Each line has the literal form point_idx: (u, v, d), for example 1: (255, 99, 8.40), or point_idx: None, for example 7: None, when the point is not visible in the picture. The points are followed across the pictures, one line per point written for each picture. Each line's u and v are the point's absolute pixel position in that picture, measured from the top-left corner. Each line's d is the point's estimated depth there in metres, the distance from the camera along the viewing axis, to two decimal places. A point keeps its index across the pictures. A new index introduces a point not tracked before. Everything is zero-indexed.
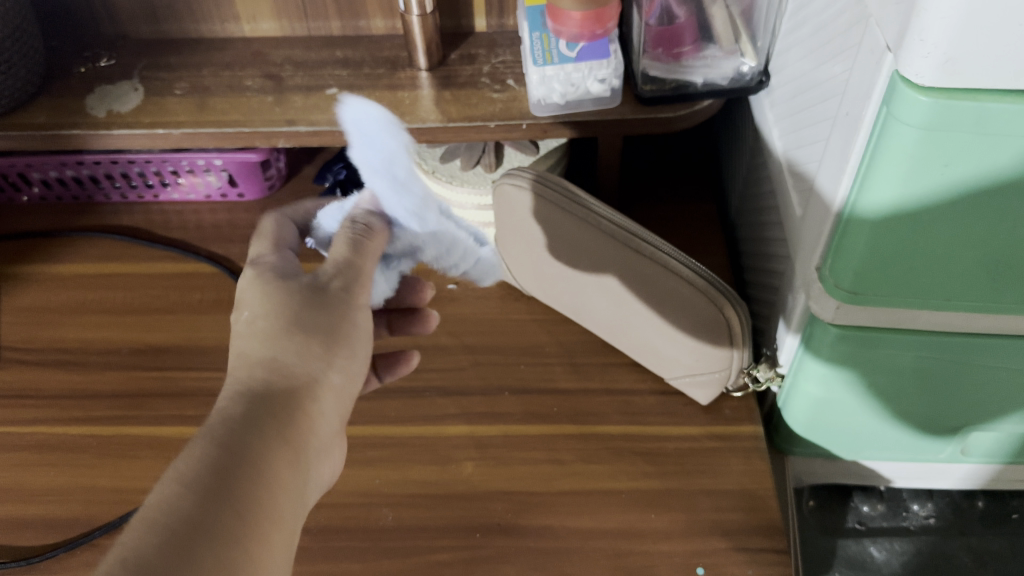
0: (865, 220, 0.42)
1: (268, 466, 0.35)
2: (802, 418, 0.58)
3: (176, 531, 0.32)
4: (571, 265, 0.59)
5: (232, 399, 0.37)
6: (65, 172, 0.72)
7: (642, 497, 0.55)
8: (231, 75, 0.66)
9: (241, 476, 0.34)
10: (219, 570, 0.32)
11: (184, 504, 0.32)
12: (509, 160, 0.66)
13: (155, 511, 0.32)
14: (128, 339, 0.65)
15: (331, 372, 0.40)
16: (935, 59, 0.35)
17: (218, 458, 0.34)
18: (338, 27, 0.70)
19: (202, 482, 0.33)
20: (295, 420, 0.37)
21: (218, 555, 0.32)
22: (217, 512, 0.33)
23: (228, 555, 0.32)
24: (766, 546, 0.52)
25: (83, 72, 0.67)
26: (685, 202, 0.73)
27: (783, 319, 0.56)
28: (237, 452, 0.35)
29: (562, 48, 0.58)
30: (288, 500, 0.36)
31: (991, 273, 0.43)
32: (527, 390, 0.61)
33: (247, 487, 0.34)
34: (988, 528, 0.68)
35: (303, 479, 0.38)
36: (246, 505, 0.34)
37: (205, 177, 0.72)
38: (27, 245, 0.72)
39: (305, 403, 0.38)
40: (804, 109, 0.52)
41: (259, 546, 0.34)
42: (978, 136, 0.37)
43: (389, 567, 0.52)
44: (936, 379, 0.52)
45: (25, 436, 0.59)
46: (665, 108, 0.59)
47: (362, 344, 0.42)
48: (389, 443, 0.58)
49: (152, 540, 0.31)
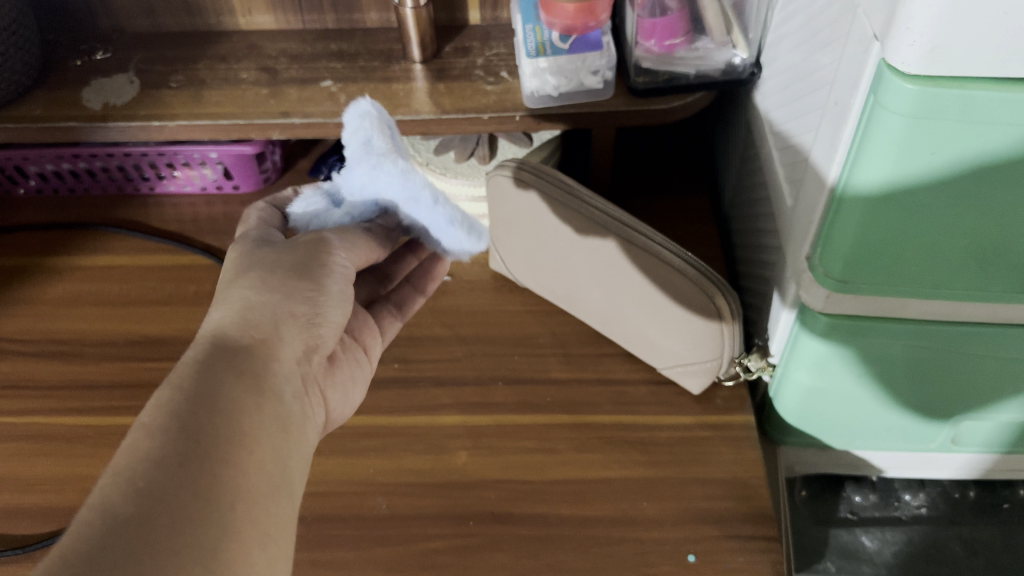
0: (853, 208, 0.43)
1: (241, 409, 0.36)
2: (793, 407, 0.58)
3: (154, 471, 0.31)
4: (565, 255, 0.60)
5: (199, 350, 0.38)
6: (61, 165, 0.72)
7: (634, 486, 0.55)
8: (226, 68, 0.66)
9: (206, 410, 0.34)
10: (202, 505, 0.31)
11: (159, 447, 0.32)
12: (503, 152, 0.66)
13: (130, 459, 0.32)
14: (125, 330, 0.65)
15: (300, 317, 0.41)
16: (921, 47, 0.35)
17: (186, 396, 0.34)
18: (333, 20, 0.70)
19: (171, 422, 0.33)
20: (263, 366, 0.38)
21: (200, 491, 0.32)
22: (195, 452, 0.33)
23: (211, 491, 0.32)
24: (757, 533, 0.53)
25: (79, 66, 0.67)
26: (678, 194, 0.74)
27: (777, 301, 0.56)
28: (199, 392, 0.35)
29: (556, 39, 0.58)
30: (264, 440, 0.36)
31: (978, 262, 0.44)
32: (521, 380, 0.61)
33: (212, 419, 0.34)
34: (980, 518, 0.69)
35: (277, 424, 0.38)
36: (212, 437, 0.34)
37: (201, 169, 0.73)
38: (23, 238, 0.72)
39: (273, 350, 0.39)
40: (795, 99, 0.52)
41: (239, 483, 0.34)
42: (964, 123, 0.37)
43: (383, 554, 0.52)
44: (926, 368, 0.52)
45: (22, 427, 0.59)
46: (659, 100, 0.60)
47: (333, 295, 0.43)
48: (383, 433, 0.58)
49: (130, 483, 0.31)
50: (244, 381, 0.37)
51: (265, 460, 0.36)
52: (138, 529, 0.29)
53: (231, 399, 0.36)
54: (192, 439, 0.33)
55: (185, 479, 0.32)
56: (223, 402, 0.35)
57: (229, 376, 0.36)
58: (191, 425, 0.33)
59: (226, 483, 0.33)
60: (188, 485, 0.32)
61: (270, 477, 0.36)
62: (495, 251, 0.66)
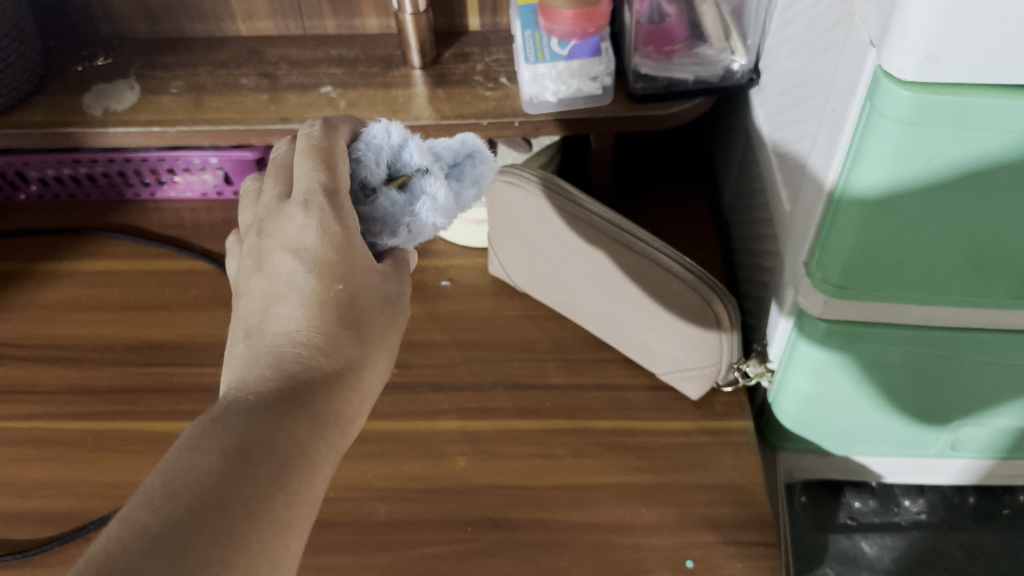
0: (852, 214, 0.43)
1: (304, 450, 0.35)
2: (792, 413, 0.58)
3: (215, 501, 0.31)
4: (564, 262, 0.60)
5: (273, 377, 0.37)
6: (62, 170, 0.72)
7: (633, 492, 0.55)
8: (226, 74, 0.66)
9: (275, 449, 0.34)
10: (248, 548, 0.31)
11: (223, 475, 0.32)
12: (503, 158, 0.66)
13: (194, 477, 0.32)
14: (125, 335, 0.65)
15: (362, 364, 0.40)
16: (916, 53, 0.35)
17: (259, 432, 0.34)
18: (333, 26, 0.71)
19: (240, 449, 0.33)
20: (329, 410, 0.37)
21: (249, 534, 0.31)
22: (255, 487, 0.33)
23: (261, 535, 0.32)
24: (756, 539, 0.53)
25: (79, 71, 0.68)
26: (678, 199, 0.74)
27: (777, 301, 0.56)
28: (280, 442, 0.34)
29: (554, 46, 0.58)
30: (316, 484, 0.36)
31: (977, 268, 0.44)
32: (521, 386, 0.61)
33: (288, 474, 0.34)
34: (980, 524, 0.69)
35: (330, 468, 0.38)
36: (286, 493, 0.34)
37: (201, 175, 0.73)
38: (24, 243, 0.73)
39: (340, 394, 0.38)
40: (793, 105, 0.52)
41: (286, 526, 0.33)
42: (960, 130, 0.38)
43: (381, 560, 0.52)
44: (926, 374, 0.52)
45: (22, 432, 0.59)
46: (658, 107, 0.60)
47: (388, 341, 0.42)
48: (382, 438, 0.58)
49: (192, 505, 0.31)
50: (321, 431, 0.37)
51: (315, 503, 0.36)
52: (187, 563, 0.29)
53: (298, 439, 0.35)
54: (271, 492, 0.33)
55: (248, 522, 0.32)
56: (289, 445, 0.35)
57: (308, 422, 0.36)
58: (270, 474, 0.33)
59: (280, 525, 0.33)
60: (243, 526, 0.31)
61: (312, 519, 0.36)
62: (495, 256, 0.66)
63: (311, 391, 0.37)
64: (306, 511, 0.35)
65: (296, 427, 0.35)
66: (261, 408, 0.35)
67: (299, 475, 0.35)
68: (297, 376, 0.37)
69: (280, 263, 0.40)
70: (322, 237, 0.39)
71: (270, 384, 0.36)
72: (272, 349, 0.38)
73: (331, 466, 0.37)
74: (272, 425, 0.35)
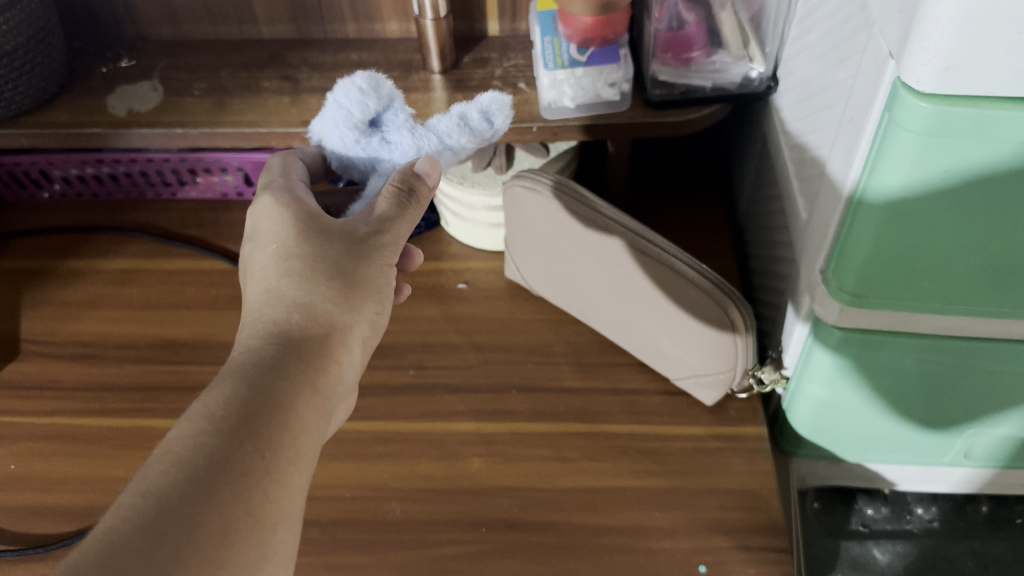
0: (868, 224, 0.43)
1: (277, 402, 0.36)
2: (806, 420, 0.58)
3: (191, 462, 0.33)
4: (581, 266, 0.60)
5: (246, 348, 0.39)
6: (84, 169, 0.73)
7: (647, 496, 0.56)
8: (249, 76, 0.67)
9: (245, 405, 0.35)
10: (228, 501, 0.32)
11: (198, 440, 0.34)
12: (519, 162, 0.67)
13: (171, 447, 0.33)
14: (145, 333, 0.66)
15: (336, 316, 0.41)
16: (935, 66, 0.36)
17: (228, 396, 0.36)
18: (354, 30, 0.71)
19: (211, 413, 0.35)
20: (302, 363, 0.38)
21: (227, 487, 0.33)
22: (229, 446, 0.34)
23: (241, 490, 0.33)
24: (768, 545, 0.53)
25: (104, 73, 0.69)
26: (693, 205, 0.74)
27: (793, 306, 0.56)
28: (243, 396, 0.36)
29: (573, 52, 0.59)
30: (300, 433, 0.37)
31: (992, 278, 0.44)
32: (536, 389, 0.62)
33: (255, 425, 0.35)
34: (992, 533, 0.69)
35: (318, 417, 0.38)
36: (256, 443, 0.34)
37: (222, 176, 0.74)
38: (46, 241, 0.74)
39: (311, 347, 0.39)
40: (811, 114, 0.52)
41: (267, 474, 0.34)
42: (978, 142, 0.38)
43: (397, 559, 0.53)
44: (940, 383, 0.52)
45: (44, 427, 0.61)
46: (675, 112, 0.60)
47: (371, 290, 0.43)
48: (398, 438, 0.59)
49: (170, 470, 0.32)
50: (289, 378, 0.37)
51: (300, 454, 0.36)
52: (166, 524, 0.30)
53: (270, 394, 0.36)
54: (237, 445, 0.34)
55: (225, 478, 0.33)
56: (259, 401, 0.36)
57: (275, 373, 0.37)
58: (237, 429, 0.34)
59: (260, 475, 0.34)
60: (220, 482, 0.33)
61: (303, 468, 0.36)
62: (511, 259, 0.67)
63: (275, 349, 0.38)
64: (290, 459, 0.36)
65: (265, 384, 0.37)
66: (228, 374, 0.37)
67: (270, 423, 0.35)
68: (266, 341, 0.39)
69: (248, 254, 0.44)
70: (273, 215, 0.43)
71: (243, 354, 0.38)
72: (244, 328, 0.41)
73: (315, 413, 0.38)
74: (234, 382, 0.36)
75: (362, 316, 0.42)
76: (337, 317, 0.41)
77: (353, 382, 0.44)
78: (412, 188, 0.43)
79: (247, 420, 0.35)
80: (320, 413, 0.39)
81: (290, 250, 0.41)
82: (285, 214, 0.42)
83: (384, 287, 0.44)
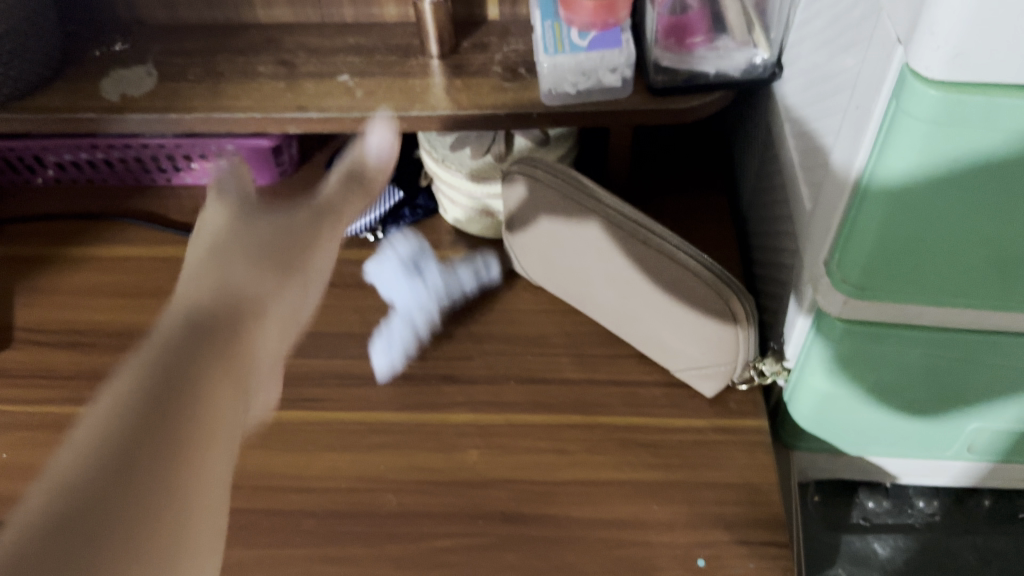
0: (873, 214, 0.42)
1: (183, 411, 0.31)
2: (807, 413, 0.57)
3: (81, 485, 0.27)
4: (580, 255, 0.59)
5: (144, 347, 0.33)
6: (79, 155, 0.72)
7: (645, 489, 0.55)
8: (244, 61, 0.66)
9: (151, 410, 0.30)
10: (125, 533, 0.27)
11: (91, 458, 0.28)
12: (520, 150, 0.66)
13: (55, 472, 0.28)
14: (140, 322, 0.66)
15: (262, 299, 0.38)
16: (945, 52, 0.34)
17: (128, 405, 0.30)
18: (351, 14, 0.70)
19: (107, 427, 0.29)
20: (211, 371, 0.33)
21: (127, 513, 0.27)
22: (130, 459, 0.28)
23: (147, 519, 0.28)
24: (768, 539, 0.52)
25: (97, 57, 0.68)
26: (695, 194, 0.73)
27: (795, 297, 0.55)
28: (143, 402, 0.30)
29: (574, 36, 0.57)
30: (212, 442, 0.32)
31: (999, 270, 0.43)
32: (534, 380, 0.61)
33: (159, 434, 0.30)
34: (995, 527, 0.68)
35: (232, 423, 0.34)
36: (162, 454, 0.29)
37: (218, 162, 0.73)
38: (41, 227, 0.73)
39: (223, 346, 0.35)
40: (816, 103, 0.51)
41: (175, 492, 0.29)
42: (987, 131, 0.37)
43: (393, 551, 0.52)
44: (943, 376, 0.52)
45: (37, 416, 0.60)
46: (678, 99, 0.59)
47: (298, 272, 0.41)
48: (395, 429, 0.59)
49: (53, 498, 0.27)
50: (199, 386, 0.32)
51: (214, 467, 0.31)
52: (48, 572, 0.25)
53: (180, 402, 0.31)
54: (139, 457, 0.29)
55: (121, 501, 0.27)
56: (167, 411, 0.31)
57: (184, 381, 0.32)
58: (139, 440, 0.29)
59: (167, 491, 0.29)
60: (121, 510, 0.27)
61: (219, 488, 0.31)
62: (509, 248, 0.66)
63: (184, 340, 0.34)
64: (202, 472, 0.30)
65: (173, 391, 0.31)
66: (125, 377, 0.31)
67: (177, 430, 0.30)
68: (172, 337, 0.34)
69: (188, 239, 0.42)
70: (219, 210, 0.42)
71: (142, 353, 0.33)
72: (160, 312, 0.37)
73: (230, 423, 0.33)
74: (132, 384, 0.31)
75: (286, 297, 0.40)
76: (262, 300, 0.38)
77: (273, 378, 0.40)
78: (357, 172, 0.48)
79: (169, 379, 0.32)
80: (235, 427, 0.34)
81: (230, 231, 0.41)
82: (229, 210, 0.42)
83: (313, 273, 0.43)
